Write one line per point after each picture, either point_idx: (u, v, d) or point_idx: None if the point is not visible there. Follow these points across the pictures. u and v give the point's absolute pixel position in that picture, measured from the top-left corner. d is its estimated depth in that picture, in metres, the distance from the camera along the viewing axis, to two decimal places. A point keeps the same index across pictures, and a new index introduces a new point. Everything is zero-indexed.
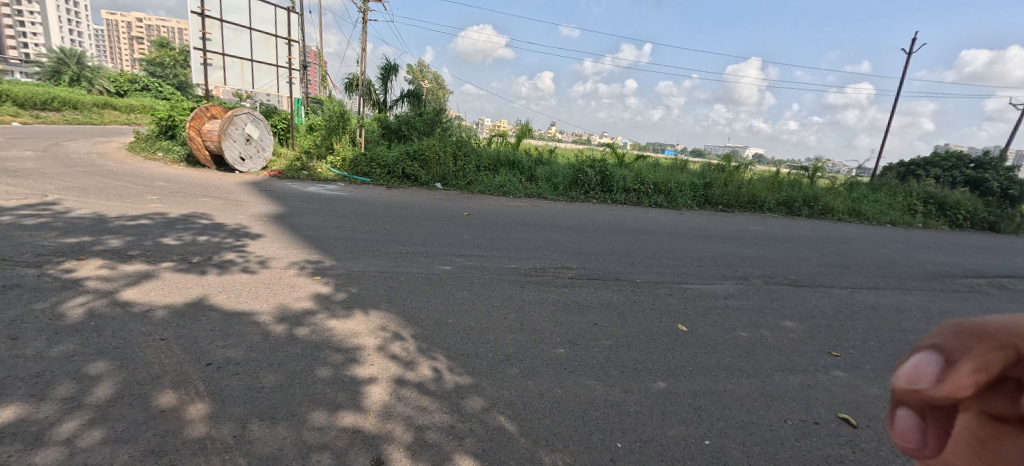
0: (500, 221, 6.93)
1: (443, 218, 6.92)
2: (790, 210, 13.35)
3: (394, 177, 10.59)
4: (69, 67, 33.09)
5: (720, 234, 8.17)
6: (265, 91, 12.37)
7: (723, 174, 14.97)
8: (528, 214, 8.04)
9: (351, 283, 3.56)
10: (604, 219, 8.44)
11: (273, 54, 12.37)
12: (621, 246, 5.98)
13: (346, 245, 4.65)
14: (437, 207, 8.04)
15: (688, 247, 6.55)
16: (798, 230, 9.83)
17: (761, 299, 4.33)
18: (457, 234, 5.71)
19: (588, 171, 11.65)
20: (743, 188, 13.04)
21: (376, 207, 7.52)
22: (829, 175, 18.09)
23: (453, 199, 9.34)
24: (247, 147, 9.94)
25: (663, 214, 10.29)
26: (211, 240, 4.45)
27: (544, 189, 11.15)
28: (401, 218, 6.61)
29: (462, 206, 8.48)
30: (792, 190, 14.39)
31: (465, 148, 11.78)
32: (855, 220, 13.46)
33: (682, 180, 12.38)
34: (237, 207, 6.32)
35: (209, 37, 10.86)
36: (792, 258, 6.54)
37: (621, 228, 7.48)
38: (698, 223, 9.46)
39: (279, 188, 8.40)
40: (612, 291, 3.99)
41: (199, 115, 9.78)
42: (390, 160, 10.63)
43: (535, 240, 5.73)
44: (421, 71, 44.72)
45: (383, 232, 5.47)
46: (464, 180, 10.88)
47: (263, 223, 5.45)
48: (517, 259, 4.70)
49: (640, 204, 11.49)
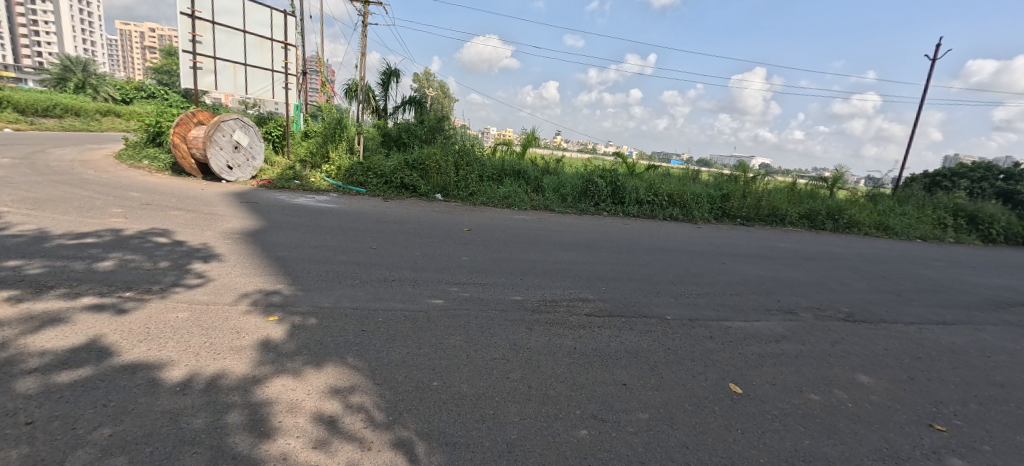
0: (503, 238, 6.21)
1: (440, 233, 6.21)
2: (813, 223, 12.53)
3: (391, 187, 9.93)
4: (75, 73, 33.07)
5: (747, 252, 7.39)
6: (259, 96, 11.84)
7: (740, 185, 14.20)
8: (536, 230, 7.30)
9: (315, 325, 2.83)
10: (618, 234, 7.70)
11: (268, 58, 11.88)
12: (641, 269, 5.23)
13: (321, 272, 3.94)
14: (435, 221, 7.35)
15: (716, 269, 5.78)
16: (829, 248, 9.01)
17: (819, 342, 3.55)
18: (454, 255, 4.99)
19: (598, 182, 10.94)
20: (763, 199, 12.26)
21: (368, 221, 6.84)
22: (850, 186, 17.23)
23: (454, 211, 8.65)
24: (236, 155, 9.34)
25: (680, 229, 9.52)
26: (161, 266, 3.76)
27: (551, 201, 10.45)
28: (394, 234, 5.91)
29: (463, 219, 7.78)
30: (814, 202, 13.56)
31: (467, 157, 11.13)
32: (882, 235, 12.61)
33: (698, 192, 11.63)
34: (210, 222, 5.66)
35: (200, 40, 10.33)
36: (836, 283, 5.74)
37: (638, 245, 6.73)
38: (720, 239, 8.68)
39: (265, 199, 7.76)
40: (639, 334, 3.24)
41: (185, 121, 9.22)
42: (387, 169, 9.99)
43: (544, 262, 5.00)
44: (427, 79, 44.43)
45: (369, 252, 4.76)
46: (465, 191, 10.20)
47: (232, 241, 4.76)
48: (523, 288, 3.97)
49: (654, 217, 10.74)
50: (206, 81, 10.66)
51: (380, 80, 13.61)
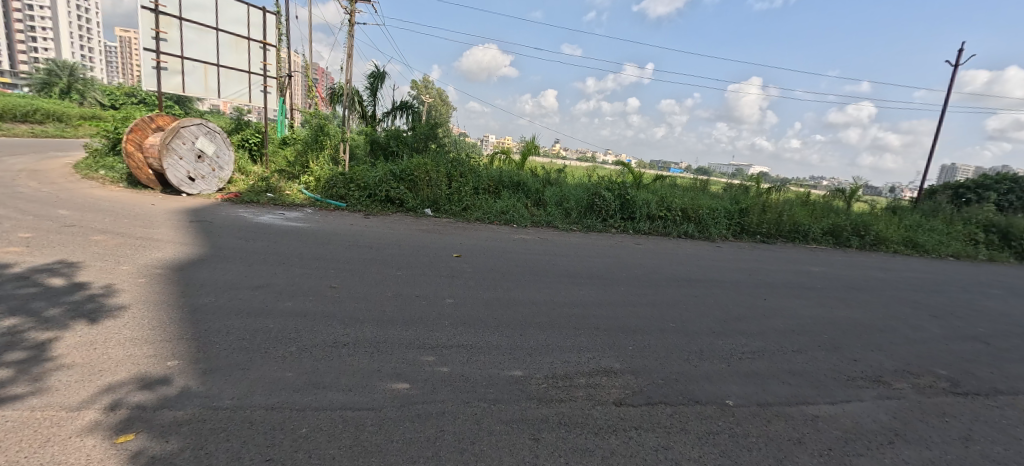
0: (499, 267, 5.14)
1: (422, 260, 5.14)
2: (837, 240, 11.52)
3: (375, 202, 8.85)
4: (61, 77, 32.08)
5: (782, 280, 6.35)
6: (234, 100, 10.83)
7: (756, 197, 13.17)
8: (537, 253, 6.25)
9: (189, 451, 1.73)
10: (632, 258, 6.66)
11: (245, 60, 10.89)
12: (671, 313, 4.17)
13: (248, 333, 2.87)
14: (420, 242, 6.31)
15: (760, 307, 4.72)
16: (868, 272, 7.96)
17: (945, 443, 2.49)
18: (437, 296, 3.93)
19: (605, 196, 9.89)
20: (784, 214, 11.24)
21: (340, 243, 5.80)
22: (868, 198, 16.28)
23: (444, 230, 7.58)
24: (200, 165, 8.32)
25: (700, 250, 8.48)
26: (15, 325, 2.68)
27: (553, 216, 9.42)
28: (366, 263, 4.85)
29: (454, 240, 6.72)
30: (837, 216, 12.55)
31: (460, 167, 10.10)
32: (912, 253, 11.60)
33: (714, 206, 10.61)
34: (138, 250, 4.60)
35: (165, 37, 9.29)
36: (908, 328, 4.68)
37: (659, 274, 5.68)
38: (746, 261, 7.64)
39: (224, 217, 6.70)
40: (700, 443, 2.16)
41: (141, 127, 8.22)
42: (370, 181, 8.92)
43: (550, 305, 3.94)
44: (425, 86, 43.64)
45: (326, 295, 3.70)
46: (458, 205, 9.12)
47: (148, 281, 3.70)
48: (524, 356, 2.90)
49: (667, 234, 9.69)
50: (171, 83, 9.64)
51: (368, 83, 12.60)
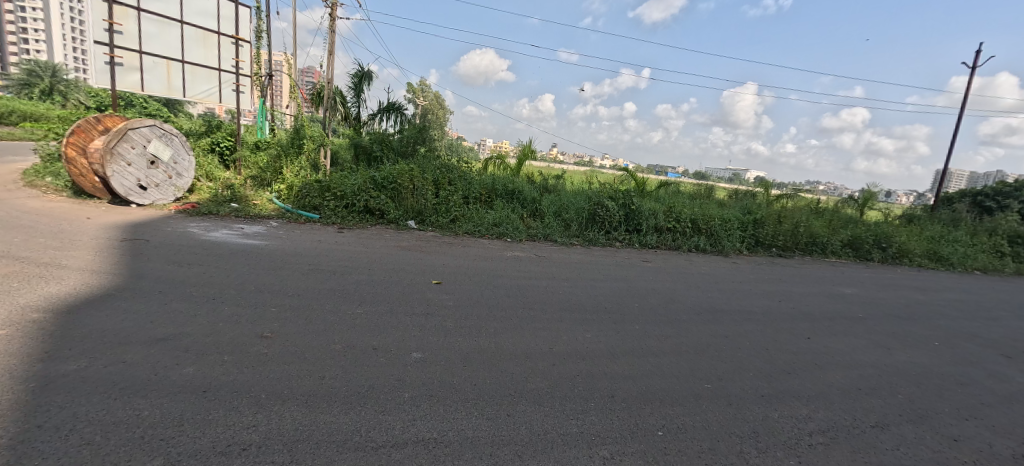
0: (486, 300, 4.21)
1: (393, 292, 4.21)
2: (858, 253, 10.66)
3: (352, 213, 7.88)
4: (43, 78, 31.08)
5: (819, 308, 5.44)
6: (202, 99, 9.90)
7: (769, 205, 12.31)
8: (533, 276, 5.35)
9: None
10: (643, 281, 5.77)
11: (216, 56, 9.99)
12: (703, 367, 3.25)
13: (102, 432, 1.92)
14: (396, 263, 5.37)
15: (808, 353, 3.81)
16: (906, 293, 7.07)
17: None
18: (401, 349, 3.00)
19: (609, 206, 8.97)
20: (801, 225, 10.39)
21: (297, 265, 4.85)
22: (883, 206, 15.45)
23: (427, 246, 6.64)
24: (153, 171, 7.40)
25: (715, 267, 7.59)
26: None
27: (551, 228, 8.52)
28: (320, 296, 3.91)
29: (436, 260, 5.78)
30: (855, 226, 11.70)
31: (449, 174, 9.19)
32: (938, 267, 10.75)
33: (726, 217, 9.74)
34: (28, 283, 3.64)
35: (120, 30, 8.37)
36: (990, 378, 3.79)
37: (679, 305, 4.77)
38: (770, 282, 6.75)
39: (169, 232, 5.75)
40: None
41: (85, 129, 7.37)
42: (347, 189, 7.98)
43: (547, 361, 3.03)
44: (420, 90, 42.81)
45: (249, 352, 2.76)
46: (446, 216, 8.19)
47: (8, 333, 2.75)
48: (511, 463, 1.97)
49: (677, 248, 8.80)
50: (129, 81, 8.71)
51: (351, 83, 11.68)
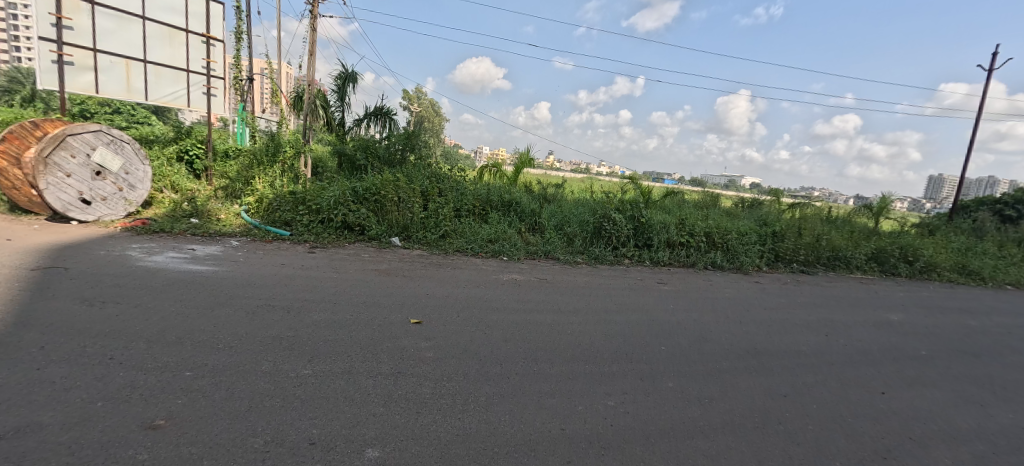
0: (476, 349, 3.30)
1: (357, 339, 3.29)
2: (882, 268, 9.86)
3: (329, 229, 6.97)
4: (24, 84, 30.04)
5: (874, 346, 4.57)
6: (168, 103, 8.98)
7: (784, 216, 11.51)
8: (533, 309, 4.45)
9: None
10: (663, 310, 4.88)
11: (184, 56, 9.06)
12: (775, 454, 2.36)
13: None
14: (368, 292, 4.46)
15: (893, 420, 2.94)
16: (957, 318, 6.23)
17: None
18: (350, 445, 2.08)
19: (616, 218, 8.10)
20: (822, 237, 9.58)
21: (243, 299, 3.93)
22: (898, 215, 14.67)
23: (411, 268, 5.72)
24: (99, 183, 6.49)
25: (738, 287, 6.72)
26: None
27: (552, 244, 7.66)
28: (258, 349, 3.00)
29: (419, 287, 4.86)
30: (877, 237, 10.88)
31: (439, 184, 8.32)
32: (968, 281, 9.96)
33: (743, 230, 8.91)
34: None
35: (70, 25, 7.53)
36: None
37: (715, 347, 3.88)
38: (805, 306, 5.87)
39: (102, 257, 4.83)
40: None
41: (19, 136, 6.49)
42: (323, 202, 7.08)
43: (561, 458, 2.13)
44: (416, 97, 42.14)
45: (116, 462, 1.84)
46: (435, 231, 7.31)
47: None
48: None
49: (692, 265, 7.93)
50: (81, 82, 7.80)
51: (334, 85, 10.77)
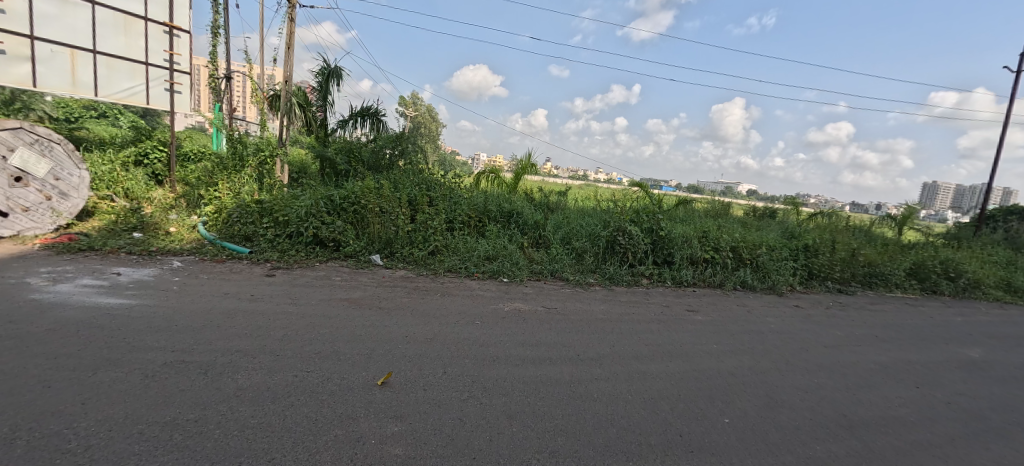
0: (469, 439, 2.24)
1: (296, 426, 2.23)
2: (923, 286, 8.88)
3: (298, 245, 5.90)
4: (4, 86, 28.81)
5: (984, 403, 3.55)
6: (124, 100, 7.95)
7: (808, 226, 10.54)
8: (543, 358, 3.39)
9: None
10: (706, 354, 3.85)
11: (142, 47, 8.06)
12: None
13: None
14: (328, 335, 3.39)
15: None
16: None
17: None
18: None
19: (633, 231, 7.07)
20: (858, 252, 8.59)
21: (147, 354, 2.86)
22: (923, 226, 13.73)
23: (391, 296, 4.65)
24: (19, 191, 5.46)
25: (780, 315, 5.68)
26: None
27: (560, 261, 6.62)
28: (131, 453, 1.93)
29: (399, 325, 3.80)
30: (913, 250, 9.92)
31: (430, 192, 7.29)
32: (1017, 300, 8.99)
33: (772, 244, 7.92)
34: None
35: (1, 8, 6.49)
36: None
37: (797, 418, 2.85)
38: (869, 343, 4.85)
39: None
40: None
41: None
42: (292, 213, 6.03)
43: None
44: (413, 102, 41.27)
45: None
46: (424, 247, 6.27)
47: None
48: None
49: (719, 285, 6.91)
50: (16, 74, 6.78)
51: (315, 82, 9.67)
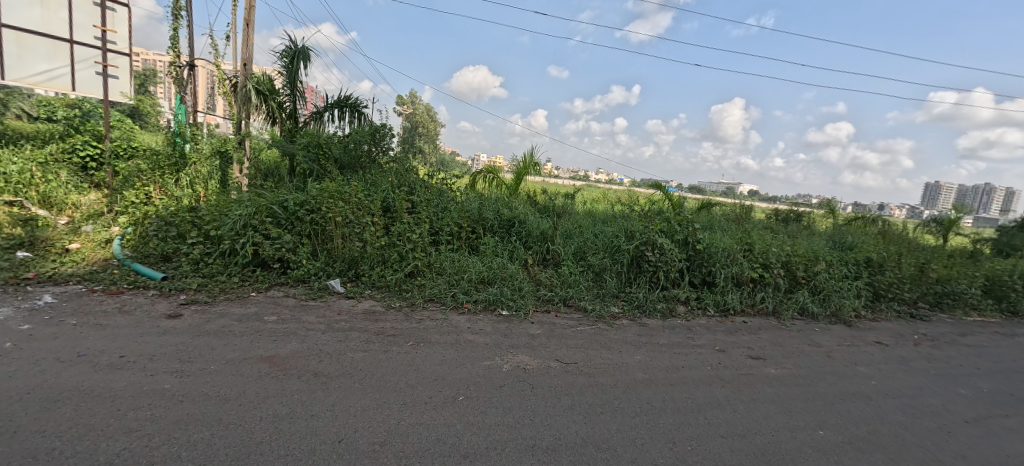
0: None
1: None
2: (1000, 306, 7.48)
3: (233, 267, 4.50)
4: None
5: None
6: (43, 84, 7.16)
7: (856, 234, 9.12)
8: None
9: None
10: (823, 457, 2.43)
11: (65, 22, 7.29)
12: None
13: None
14: (199, 449, 1.97)
15: None
16: None
17: None
18: None
19: (665, 244, 5.64)
20: (927, 266, 7.18)
21: None
22: (971, 232, 12.32)
23: (339, 348, 3.22)
24: None
25: (872, 361, 4.25)
26: None
27: (574, 284, 5.23)
28: None
29: (333, 412, 2.39)
30: (981, 262, 8.50)
31: (411, 196, 5.89)
32: None
33: (830, 259, 6.50)
34: None
35: None
36: None
37: None
38: (1018, 410, 3.42)
39: None
40: None
41: None
42: (227, 226, 4.63)
43: None
44: (410, 101, 39.84)
45: None
46: (399, 269, 4.87)
47: None
48: None
49: (773, 314, 5.50)
50: None
51: (282, 66, 8.24)
